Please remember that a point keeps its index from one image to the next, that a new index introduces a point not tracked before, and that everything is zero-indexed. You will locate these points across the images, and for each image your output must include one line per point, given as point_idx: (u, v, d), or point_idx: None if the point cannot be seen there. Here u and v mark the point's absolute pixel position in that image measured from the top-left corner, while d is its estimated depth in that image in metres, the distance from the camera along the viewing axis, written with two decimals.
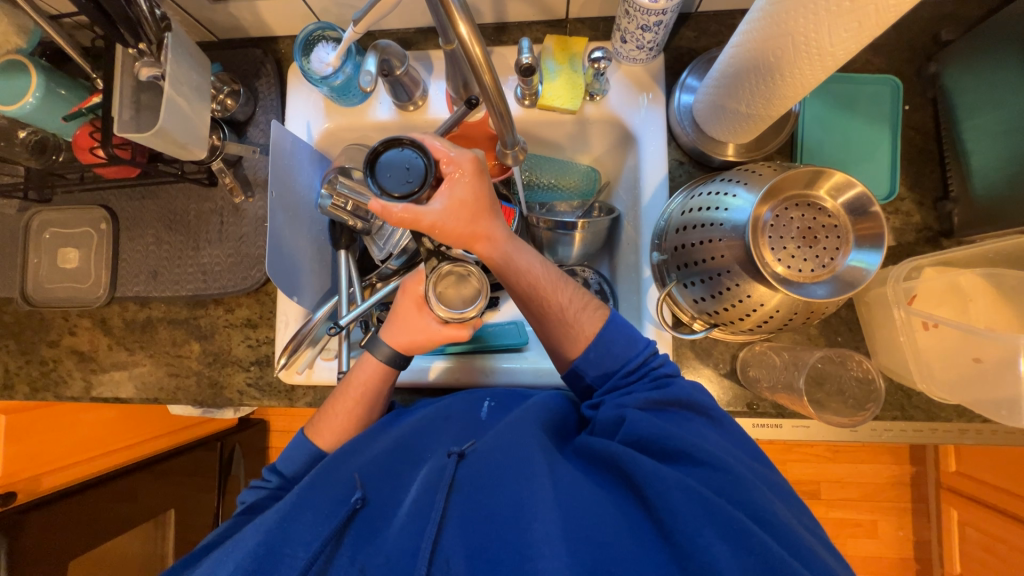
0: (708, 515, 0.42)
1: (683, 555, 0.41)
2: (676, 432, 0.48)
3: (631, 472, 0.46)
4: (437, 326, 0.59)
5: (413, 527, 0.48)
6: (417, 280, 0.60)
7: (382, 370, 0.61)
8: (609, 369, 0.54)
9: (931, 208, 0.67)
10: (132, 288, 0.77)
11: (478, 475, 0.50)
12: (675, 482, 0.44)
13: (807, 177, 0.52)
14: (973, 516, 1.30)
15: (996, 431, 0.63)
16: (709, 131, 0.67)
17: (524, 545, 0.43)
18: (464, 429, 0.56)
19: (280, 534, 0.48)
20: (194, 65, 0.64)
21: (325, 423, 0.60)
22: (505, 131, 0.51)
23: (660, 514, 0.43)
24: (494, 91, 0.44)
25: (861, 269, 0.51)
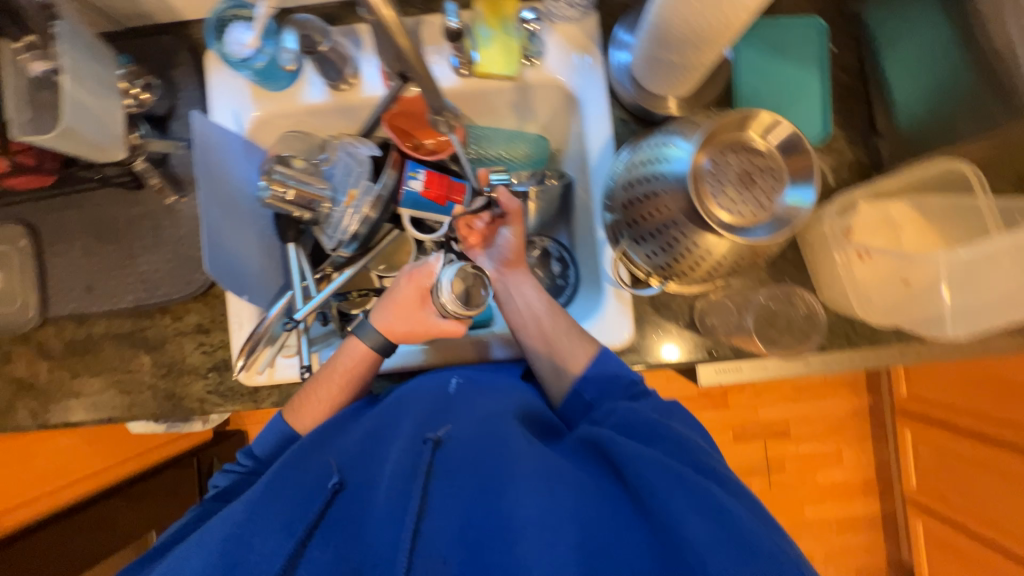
0: (686, 492, 0.44)
1: (658, 526, 0.43)
2: (654, 419, 0.52)
3: (611, 450, 0.48)
4: (433, 318, 0.60)
5: (391, 518, 0.47)
6: (425, 273, 0.61)
7: (368, 356, 0.61)
8: (607, 382, 0.59)
9: (862, 145, 0.69)
10: (66, 306, 0.72)
11: (456, 460, 0.49)
12: (653, 461, 0.46)
13: (738, 121, 0.53)
14: (925, 433, 1.41)
15: (932, 349, 0.67)
16: (648, 86, 0.67)
17: (507, 529, 0.44)
18: (438, 412, 0.54)
19: (250, 525, 0.47)
20: (96, 58, 0.59)
21: (308, 407, 0.60)
22: (433, 98, 0.49)
23: (637, 487, 0.45)
24: (411, 54, 0.42)
25: (797, 206, 0.53)
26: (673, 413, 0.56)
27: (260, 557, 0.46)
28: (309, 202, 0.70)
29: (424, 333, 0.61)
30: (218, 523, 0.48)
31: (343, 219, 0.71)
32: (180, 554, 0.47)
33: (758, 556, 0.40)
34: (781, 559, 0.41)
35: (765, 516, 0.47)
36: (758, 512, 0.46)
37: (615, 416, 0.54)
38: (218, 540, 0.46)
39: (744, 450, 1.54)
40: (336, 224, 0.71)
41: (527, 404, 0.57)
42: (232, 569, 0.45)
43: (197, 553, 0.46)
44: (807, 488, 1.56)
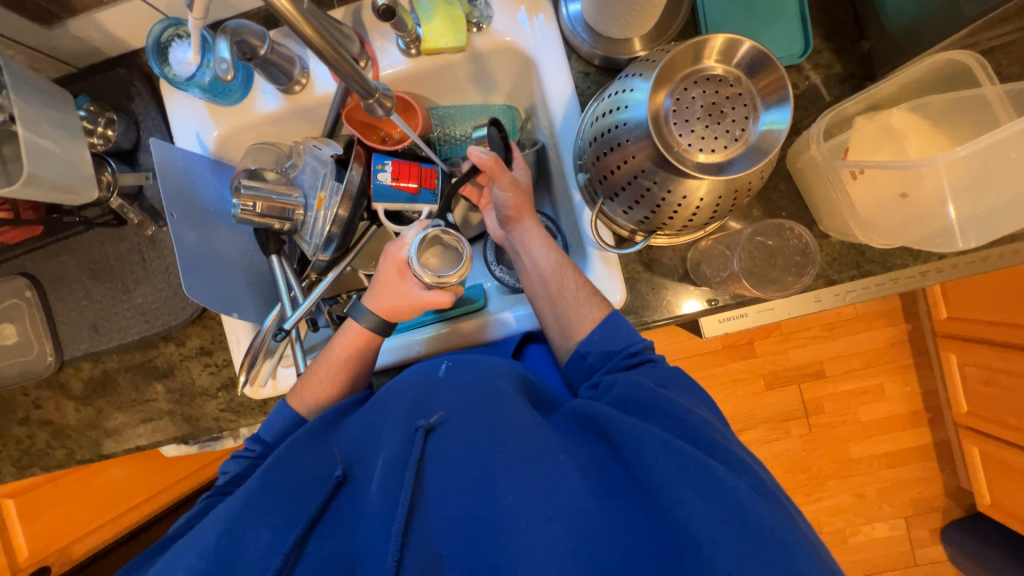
0: (684, 471, 0.42)
1: (657, 506, 0.42)
2: (652, 393, 0.49)
3: (608, 430, 0.47)
4: (418, 294, 0.61)
5: (384, 508, 0.46)
6: (400, 248, 0.62)
7: (367, 335, 0.63)
8: (612, 347, 0.56)
9: (851, 53, 0.63)
10: (78, 347, 0.75)
11: (449, 448, 0.48)
12: (650, 439, 0.44)
13: (693, 51, 0.49)
14: (973, 355, 1.32)
15: (954, 265, 0.62)
16: (605, 32, 0.63)
17: (499, 518, 0.43)
18: (431, 399, 0.53)
19: (244, 518, 0.47)
20: (48, 101, 0.60)
21: (310, 384, 0.63)
22: (358, 84, 0.49)
23: (633, 464, 0.44)
24: (320, 44, 0.42)
25: (773, 131, 0.49)
26: (671, 381, 0.53)
27: (254, 554, 0.46)
28: (282, 211, 0.69)
29: (411, 308, 0.63)
30: (211, 519, 0.48)
31: (319, 222, 0.71)
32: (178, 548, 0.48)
33: (754, 533, 0.39)
34: (781, 538, 0.39)
35: (766, 490, 0.44)
36: (760, 486, 0.44)
37: (612, 388, 0.51)
38: (212, 534, 0.46)
39: (778, 397, 1.49)
40: (313, 228, 0.72)
41: (523, 383, 0.55)
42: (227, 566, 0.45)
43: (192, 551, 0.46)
44: (850, 427, 1.50)
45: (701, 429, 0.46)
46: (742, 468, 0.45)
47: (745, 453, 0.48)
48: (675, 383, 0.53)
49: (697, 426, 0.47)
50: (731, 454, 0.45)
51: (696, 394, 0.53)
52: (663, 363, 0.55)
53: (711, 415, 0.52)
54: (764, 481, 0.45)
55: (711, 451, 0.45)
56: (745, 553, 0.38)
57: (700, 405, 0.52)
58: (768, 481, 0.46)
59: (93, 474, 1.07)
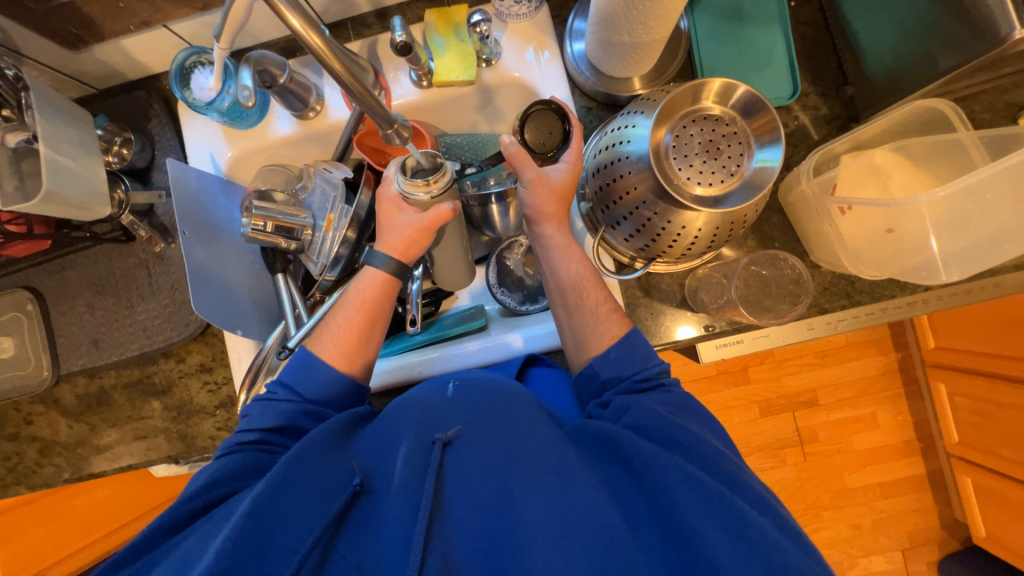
0: (705, 501, 0.43)
1: (679, 537, 0.42)
2: (667, 419, 0.49)
3: (630, 455, 0.47)
4: (416, 218, 0.62)
5: (404, 515, 0.48)
6: (389, 184, 0.63)
7: (383, 281, 0.64)
8: (627, 371, 0.56)
9: (836, 96, 0.68)
10: (76, 362, 0.74)
11: (468, 461, 0.51)
12: (672, 468, 0.45)
13: (692, 92, 0.52)
14: (962, 385, 1.34)
15: (939, 297, 0.64)
16: (607, 71, 0.67)
17: (518, 532, 0.45)
18: (448, 414, 0.56)
19: (265, 520, 0.47)
20: (70, 121, 0.62)
21: (324, 333, 0.64)
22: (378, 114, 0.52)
23: (652, 488, 0.45)
24: (347, 78, 0.44)
25: (767, 167, 0.52)
26: (686, 408, 0.53)
27: (277, 554, 0.46)
28: (290, 231, 0.71)
29: (419, 235, 0.63)
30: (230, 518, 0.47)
31: (327, 243, 0.73)
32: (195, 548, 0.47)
33: (771, 567, 0.40)
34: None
35: (783, 526, 0.44)
36: (777, 520, 0.44)
37: (629, 410, 0.52)
38: (233, 526, 0.45)
39: (773, 424, 1.50)
40: (320, 249, 0.73)
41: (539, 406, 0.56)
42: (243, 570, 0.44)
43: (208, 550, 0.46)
44: (845, 456, 1.50)
45: (719, 460, 0.47)
46: (761, 502, 0.45)
47: (760, 484, 0.48)
48: (688, 411, 0.53)
49: (717, 458, 0.47)
50: (749, 487, 0.45)
51: (708, 425, 0.53)
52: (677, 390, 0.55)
53: (726, 446, 0.52)
54: (783, 516, 0.45)
55: (730, 483, 0.46)
56: None
57: (713, 434, 0.53)
58: (788, 517, 0.46)
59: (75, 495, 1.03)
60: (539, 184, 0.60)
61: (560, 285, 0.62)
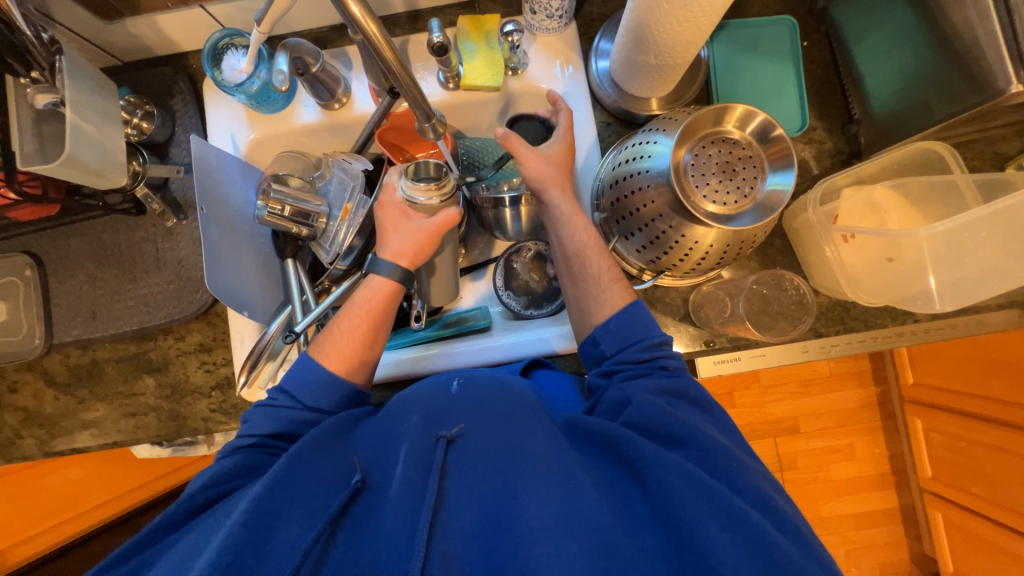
0: (707, 501, 0.44)
1: (681, 537, 0.43)
2: (670, 417, 0.50)
3: (632, 455, 0.48)
4: (424, 222, 0.65)
5: (406, 513, 0.48)
6: (393, 191, 0.66)
7: (390, 287, 0.64)
8: (629, 339, 0.57)
9: (841, 133, 0.72)
10: (70, 332, 0.73)
11: (470, 460, 0.51)
12: (673, 467, 0.45)
13: (714, 115, 0.55)
14: (937, 422, 1.39)
15: (928, 329, 0.68)
16: (629, 89, 0.70)
17: (521, 532, 0.46)
18: (450, 411, 0.56)
19: (269, 510, 0.47)
20: (97, 89, 0.62)
21: (328, 337, 0.63)
22: (419, 108, 0.52)
23: (654, 487, 0.46)
24: (396, 67, 0.46)
25: (780, 191, 0.54)
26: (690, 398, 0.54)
27: (279, 549, 0.46)
28: (306, 217, 0.71)
29: (427, 239, 0.65)
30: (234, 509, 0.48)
31: (341, 233, 0.74)
32: (195, 543, 0.47)
33: (770, 562, 0.41)
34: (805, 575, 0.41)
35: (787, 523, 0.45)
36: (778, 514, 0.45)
37: (628, 401, 0.52)
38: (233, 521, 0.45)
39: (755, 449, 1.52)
40: (333, 237, 0.74)
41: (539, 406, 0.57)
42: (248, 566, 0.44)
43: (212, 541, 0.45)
44: (822, 484, 1.53)
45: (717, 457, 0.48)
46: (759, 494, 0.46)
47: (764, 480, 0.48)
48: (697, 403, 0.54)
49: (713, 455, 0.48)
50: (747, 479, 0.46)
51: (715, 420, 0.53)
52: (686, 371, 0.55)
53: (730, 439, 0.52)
54: (783, 513, 0.46)
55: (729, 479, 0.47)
56: None
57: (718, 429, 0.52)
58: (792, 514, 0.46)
59: (46, 473, 1.00)
60: (533, 158, 0.64)
61: (565, 253, 0.64)
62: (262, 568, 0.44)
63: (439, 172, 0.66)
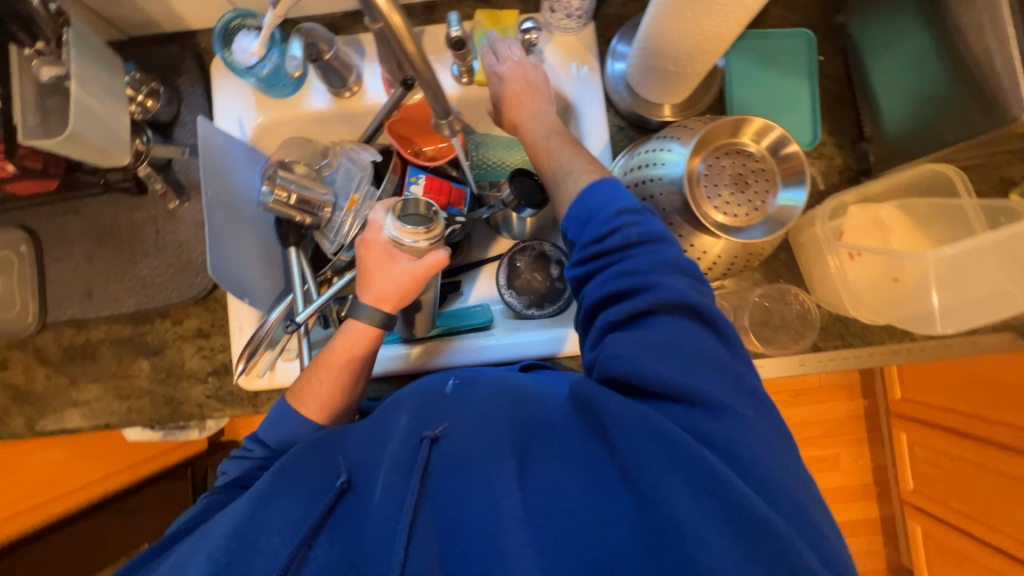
0: (674, 465, 0.41)
1: (647, 501, 0.42)
2: (633, 351, 0.46)
3: (601, 421, 0.46)
4: (411, 266, 0.59)
5: (388, 513, 0.47)
6: (378, 232, 0.60)
7: (371, 332, 0.60)
8: (591, 219, 0.50)
9: (851, 150, 0.72)
10: (65, 310, 0.71)
11: (449, 459, 0.49)
12: (640, 432, 0.43)
13: (731, 126, 0.56)
14: (921, 436, 1.41)
15: (924, 348, 0.69)
16: (644, 94, 0.70)
17: (493, 521, 0.44)
18: (435, 408, 0.54)
19: (255, 519, 0.49)
20: (103, 64, 0.61)
21: (306, 387, 0.60)
22: (437, 104, 0.53)
23: (639, 485, 0.42)
24: (418, 60, 0.46)
25: (790, 206, 0.55)
26: (702, 357, 0.45)
27: (265, 557, 0.47)
28: (312, 206, 0.71)
29: (412, 286, 0.60)
30: (225, 518, 0.50)
31: (346, 224, 0.73)
32: (188, 550, 0.49)
33: (766, 556, 0.38)
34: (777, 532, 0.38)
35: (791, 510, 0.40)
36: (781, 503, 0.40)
37: (617, 369, 0.45)
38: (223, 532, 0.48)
39: None
40: (337, 228, 0.74)
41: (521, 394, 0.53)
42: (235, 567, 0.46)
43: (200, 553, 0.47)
44: None
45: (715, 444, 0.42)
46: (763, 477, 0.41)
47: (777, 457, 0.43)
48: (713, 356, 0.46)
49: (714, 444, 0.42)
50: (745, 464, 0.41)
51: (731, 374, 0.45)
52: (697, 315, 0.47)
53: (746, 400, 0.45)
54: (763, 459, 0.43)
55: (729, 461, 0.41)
56: (734, 543, 0.38)
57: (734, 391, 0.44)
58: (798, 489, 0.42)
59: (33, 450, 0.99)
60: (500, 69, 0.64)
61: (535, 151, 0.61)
62: (252, 569, 0.46)
63: (430, 211, 0.60)
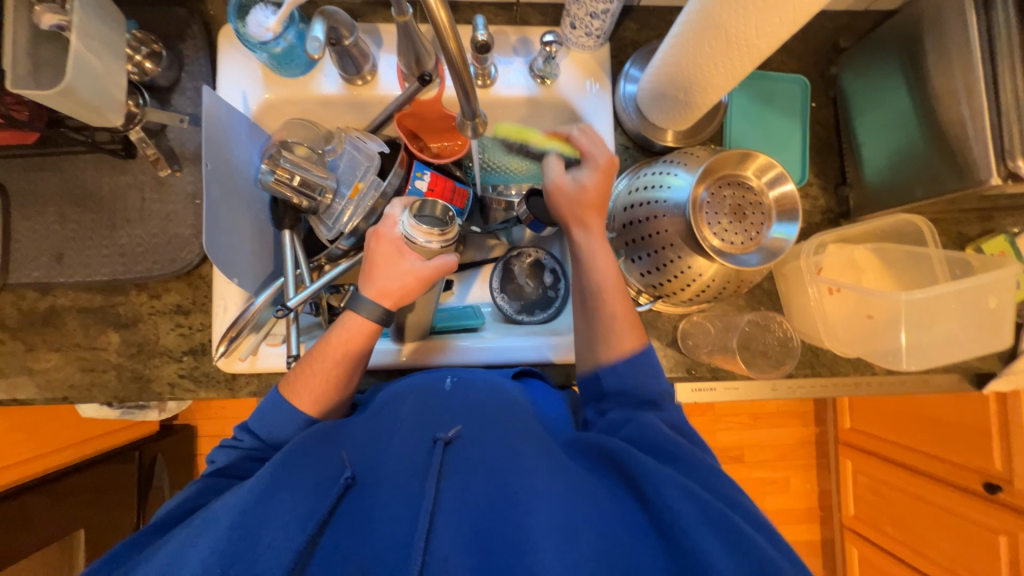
0: (707, 520, 0.45)
1: (672, 544, 0.45)
2: (665, 439, 0.52)
3: (629, 466, 0.49)
4: (418, 264, 0.59)
5: (404, 519, 0.47)
6: (390, 225, 0.60)
7: (370, 327, 0.60)
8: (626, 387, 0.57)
9: (833, 193, 0.77)
10: (28, 273, 0.66)
11: (465, 462, 0.51)
12: (674, 483, 0.47)
13: (736, 158, 0.59)
14: (865, 465, 1.51)
15: (885, 382, 0.74)
16: (651, 118, 0.72)
17: (521, 540, 0.45)
18: (443, 410, 0.56)
19: (257, 514, 0.46)
20: (106, 19, 0.58)
21: (302, 380, 0.58)
22: (467, 103, 0.52)
23: (660, 513, 0.46)
24: (456, 58, 0.46)
25: (782, 239, 0.59)
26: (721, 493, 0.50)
27: (267, 553, 0.44)
28: (313, 190, 0.69)
29: (418, 284, 0.59)
30: (220, 511, 0.46)
31: (346, 212, 0.72)
32: (182, 545, 0.45)
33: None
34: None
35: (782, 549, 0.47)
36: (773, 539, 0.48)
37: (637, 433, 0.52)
38: (225, 526, 0.45)
39: None
40: (336, 216, 0.72)
41: (528, 409, 0.58)
42: (235, 560, 0.43)
43: (195, 550, 0.44)
44: None
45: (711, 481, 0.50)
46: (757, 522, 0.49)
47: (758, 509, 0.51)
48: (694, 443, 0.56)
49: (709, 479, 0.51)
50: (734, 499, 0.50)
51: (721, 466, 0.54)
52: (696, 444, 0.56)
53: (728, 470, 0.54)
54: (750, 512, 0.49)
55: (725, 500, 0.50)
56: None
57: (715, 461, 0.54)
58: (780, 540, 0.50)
59: None
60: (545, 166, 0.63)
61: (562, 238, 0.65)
62: (256, 571, 0.43)
63: (447, 215, 0.61)
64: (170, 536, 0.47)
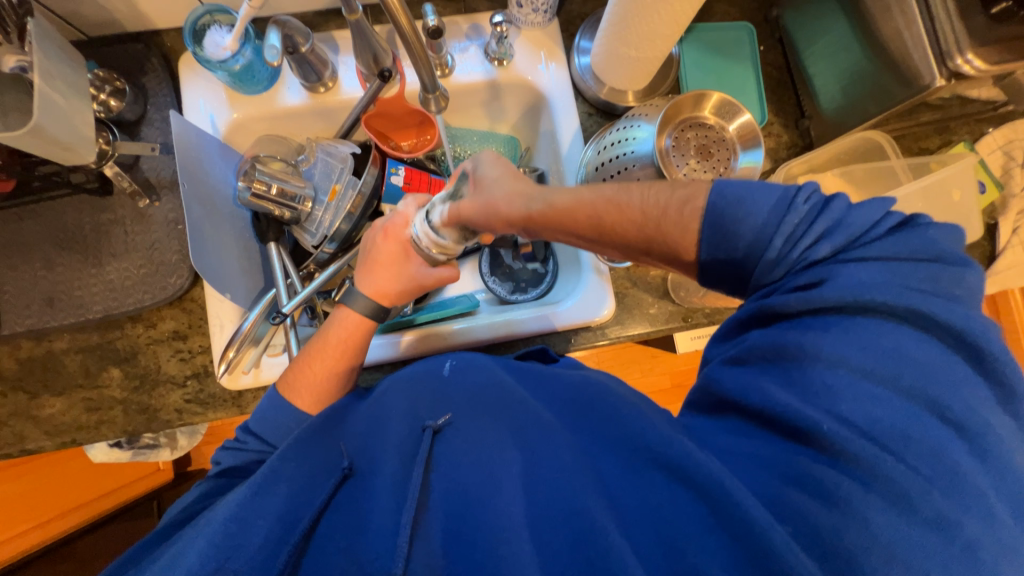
0: (703, 518, 0.40)
1: (670, 543, 0.40)
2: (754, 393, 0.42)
3: (642, 451, 0.45)
4: (425, 270, 0.64)
5: (392, 507, 0.47)
6: (402, 226, 0.63)
7: (361, 324, 0.62)
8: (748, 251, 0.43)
9: (795, 128, 0.79)
10: (22, 321, 0.67)
11: (458, 449, 0.50)
12: (687, 473, 0.41)
13: (692, 100, 0.61)
14: None
15: None
16: (607, 81, 0.74)
17: (499, 531, 0.44)
18: (442, 398, 0.55)
19: (251, 510, 0.46)
20: (65, 58, 0.59)
21: (301, 380, 0.59)
22: (425, 77, 0.56)
23: (660, 503, 0.43)
24: (409, 33, 0.49)
25: (751, 167, 0.61)
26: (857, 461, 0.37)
27: (257, 545, 0.45)
28: (292, 198, 0.70)
29: (415, 289, 0.64)
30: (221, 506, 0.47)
31: (328, 216, 0.73)
32: (182, 545, 0.45)
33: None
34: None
35: (892, 528, 0.36)
36: (909, 514, 0.36)
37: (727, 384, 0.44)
38: (218, 523, 0.45)
39: None
40: (318, 221, 0.73)
41: (544, 394, 0.55)
42: (235, 550, 0.44)
43: (198, 545, 0.44)
44: None
45: (832, 431, 0.38)
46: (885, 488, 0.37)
47: (935, 453, 0.36)
48: None
49: (833, 425, 0.38)
50: (874, 448, 0.37)
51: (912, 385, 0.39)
52: (881, 349, 0.38)
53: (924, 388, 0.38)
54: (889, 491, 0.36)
55: (827, 467, 0.38)
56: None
57: None
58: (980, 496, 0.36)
59: None
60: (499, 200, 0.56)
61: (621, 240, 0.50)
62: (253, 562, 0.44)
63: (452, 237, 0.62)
64: (182, 531, 0.48)
